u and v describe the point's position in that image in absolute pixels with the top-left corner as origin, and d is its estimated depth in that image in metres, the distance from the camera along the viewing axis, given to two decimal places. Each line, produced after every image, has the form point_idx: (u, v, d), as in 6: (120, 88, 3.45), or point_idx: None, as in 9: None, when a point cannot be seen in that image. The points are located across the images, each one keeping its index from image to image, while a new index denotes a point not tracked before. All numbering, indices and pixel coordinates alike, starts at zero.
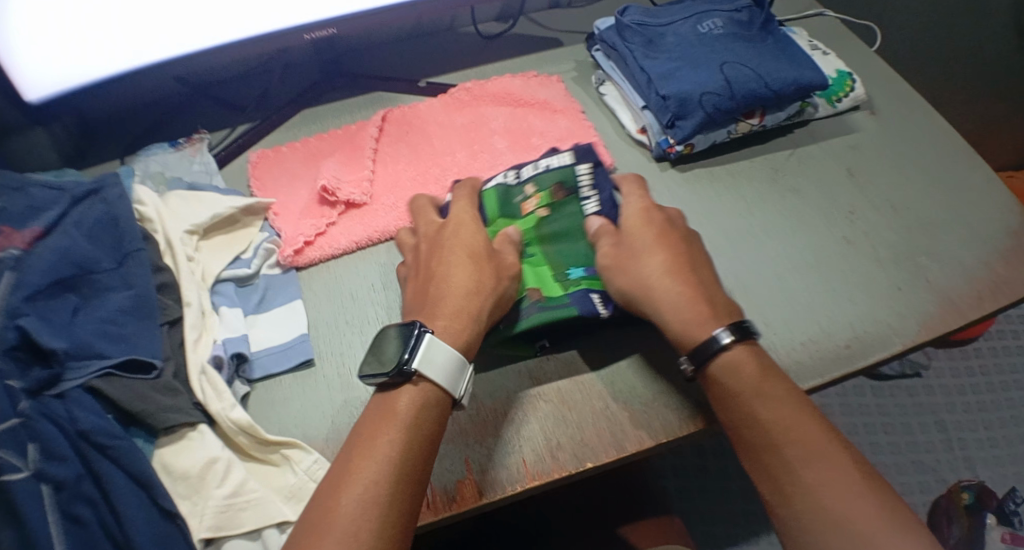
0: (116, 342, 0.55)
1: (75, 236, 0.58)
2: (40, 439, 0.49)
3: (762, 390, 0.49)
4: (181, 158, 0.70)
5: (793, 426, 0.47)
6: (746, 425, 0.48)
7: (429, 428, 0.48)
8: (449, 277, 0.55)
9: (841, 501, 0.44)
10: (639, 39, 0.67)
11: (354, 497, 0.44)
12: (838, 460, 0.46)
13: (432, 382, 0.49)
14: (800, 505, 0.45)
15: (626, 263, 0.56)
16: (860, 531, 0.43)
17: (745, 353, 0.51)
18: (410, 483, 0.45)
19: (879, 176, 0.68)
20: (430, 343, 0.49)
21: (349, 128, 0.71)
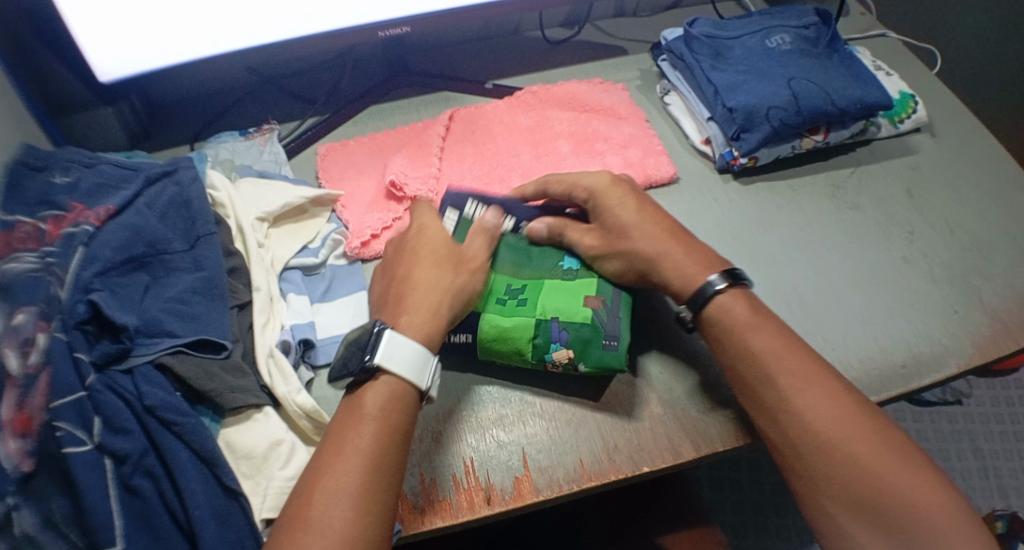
0: (185, 322, 0.56)
1: (149, 216, 0.60)
2: (104, 413, 0.51)
3: (752, 325, 0.53)
4: (251, 147, 0.72)
5: (785, 359, 0.51)
6: (741, 358, 0.52)
7: (397, 422, 0.49)
8: (411, 274, 0.56)
9: (834, 423, 0.48)
10: (706, 51, 0.69)
11: (333, 481, 0.45)
12: (828, 389, 0.49)
13: (398, 376, 0.50)
14: (795, 429, 0.49)
15: (619, 239, 0.57)
16: (854, 453, 0.47)
17: (738, 294, 0.54)
18: (387, 467, 0.47)
19: (940, 198, 0.68)
20: (390, 340, 0.50)
21: (416, 125, 0.73)
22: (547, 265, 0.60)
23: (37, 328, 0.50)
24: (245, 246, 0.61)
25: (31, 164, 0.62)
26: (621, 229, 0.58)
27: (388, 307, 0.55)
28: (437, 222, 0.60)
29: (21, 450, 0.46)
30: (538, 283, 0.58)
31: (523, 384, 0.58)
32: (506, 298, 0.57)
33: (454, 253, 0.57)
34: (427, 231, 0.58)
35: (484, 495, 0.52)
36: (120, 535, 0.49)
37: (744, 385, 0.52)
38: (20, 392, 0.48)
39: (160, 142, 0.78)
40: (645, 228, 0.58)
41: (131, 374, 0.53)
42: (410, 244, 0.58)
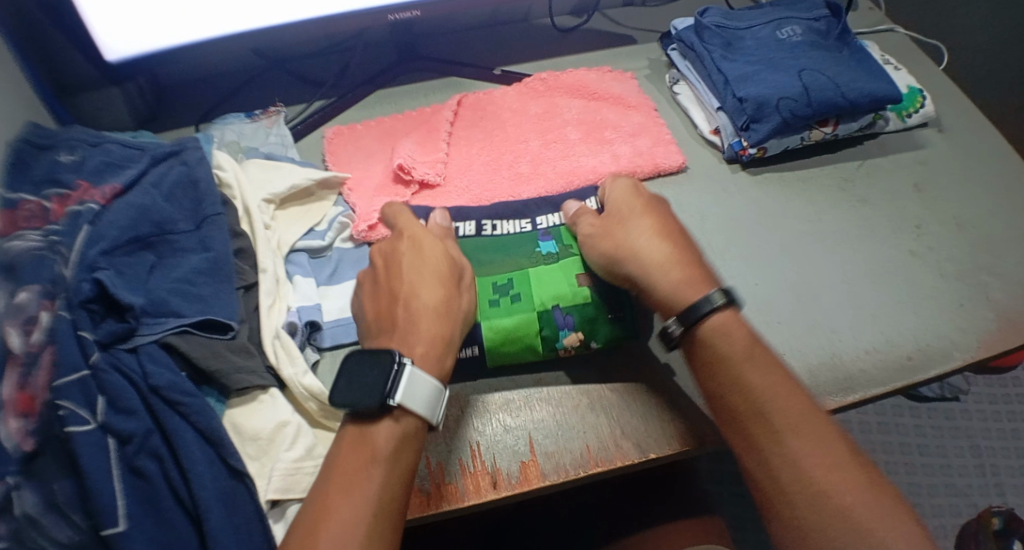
0: (190, 302, 0.55)
1: (155, 195, 0.60)
2: (108, 393, 0.51)
3: (751, 360, 0.51)
4: (257, 129, 0.72)
5: (780, 399, 0.50)
6: (735, 393, 0.50)
7: (406, 464, 0.48)
8: (414, 296, 0.53)
9: (821, 469, 0.47)
10: (717, 40, 0.69)
11: (336, 525, 0.45)
12: (820, 434, 0.48)
13: (414, 415, 0.49)
14: (782, 472, 0.47)
15: (616, 229, 0.57)
16: (842, 501, 0.46)
17: (734, 319, 0.53)
18: (391, 509, 0.46)
19: (946, 192, 0.68)
20: (409, 378, 0.49)
21: (425, 109, 0.73)
22: (524, 251, 0.59)
23: (40, 308, 0.50)
24: (252, 227, 0.61)
25: (38, 143, 0.62)
26: (621, 217, 0.58)
27: (393, 329, 0.52)
28: (425, 235, 0.57)
29: (22, 429, 0.47)
30: (522, 274, 0.58)
31: (530, 370, 0.58)
32: (497, 298, 0.56)
33: (451, 269, 0.55)
34: (422, 247, 0.56)
35: (490, 478, 0.52)
36: (123, 516, 0.49)
37: (732, 419, 0.50)
38: (24, 370, 0.48)
39: (167, 123, 0.78)
40: (646, 222, 0.57)
41: (136, 353, 0.53)
42: (410, 260, 0.55)
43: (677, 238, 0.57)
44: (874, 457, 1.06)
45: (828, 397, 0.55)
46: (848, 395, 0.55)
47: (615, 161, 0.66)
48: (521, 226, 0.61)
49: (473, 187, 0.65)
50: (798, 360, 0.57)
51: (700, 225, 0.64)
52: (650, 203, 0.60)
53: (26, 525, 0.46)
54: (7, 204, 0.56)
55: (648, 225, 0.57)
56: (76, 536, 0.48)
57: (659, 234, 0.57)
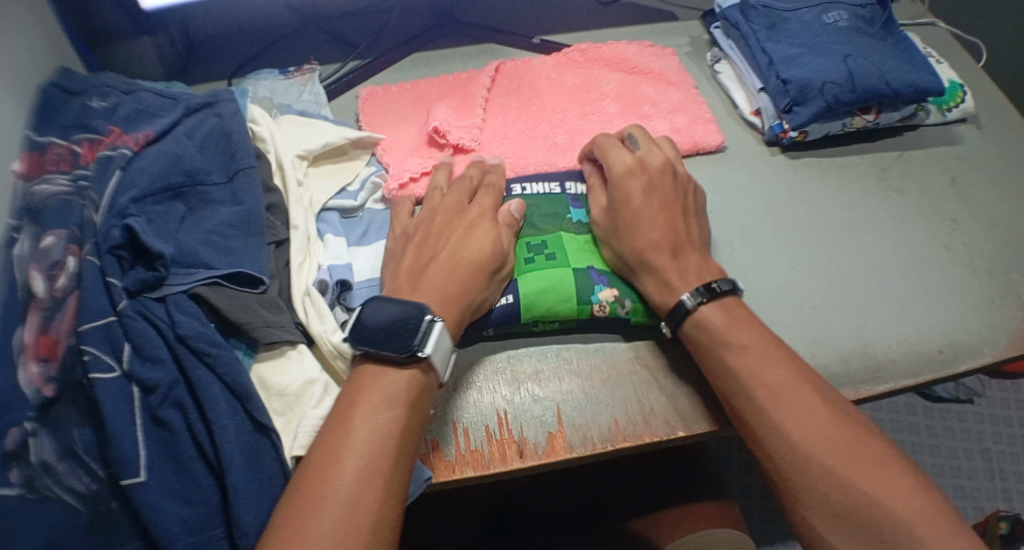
0: (221, 254, 0.54)
1: (188, 145, 0.59)
2: (134, 340, 0.50)
3: (729, 340, 0.49)
4: (291, 86, 0.72)
5: (761, 373, 0.48)
6: (716, 374, 0.49)
7: (421, 407, 0.48)
8: (450, 259, 0.53)
9: (808, 437, 0.45)
10: (763, 21, 0.69)
11: (356, 455, 0.44)
12: (805, 404, 0.46)
13: (436, 367, 0.49)
14: (771, 445, 0.46)
15: (620, 227, 0.56)
16: (830, 467, 0.44)
17: (715, 310, 0.51)
18: (410, 446, 0.46)
19: (981, 189, 0.68)
20: (439, 332, 0.49)
21: (460, 75, 0.73)
22: (555, 215, 0.60)
23: (66, 253, 0.52)
24: (285, 183, 0.61)
25: (68, 89, 0.62)
26: (623, 213, 0.56)
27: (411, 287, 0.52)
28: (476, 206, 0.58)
29: (42, 375, 0.48)
30: (555, 238, 0.58)
31: (559, 340, 0.57)
32: (532, 257, 0.57)
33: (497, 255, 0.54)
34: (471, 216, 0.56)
35: (516, 448, 0.52)
36: (144, 467, 0.48)
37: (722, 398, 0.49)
38: (48, 315, 0.50)
39: (200, 75, 0.77)
40: (649, 217, 0.55)
41: (165, 304, 0.52)
42: (457, 231, 0.55)
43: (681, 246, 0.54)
44: None
45: (857, 386, 0.54)
46: (878, 384, 0.55)
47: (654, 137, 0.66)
48: (552, 188, 0.61)
49: (509, 152, 0.65)
50: (829, 347, 0.56)
51: (736, 207, 0.64)
52: (652, 191, 0.56)
53: (40, 473, 0.47)
54: (37, 147, 0.57)
55: (649, 229, 0.54)
56: (92, 484, 0.49)
57: (665, 237, 0.54)
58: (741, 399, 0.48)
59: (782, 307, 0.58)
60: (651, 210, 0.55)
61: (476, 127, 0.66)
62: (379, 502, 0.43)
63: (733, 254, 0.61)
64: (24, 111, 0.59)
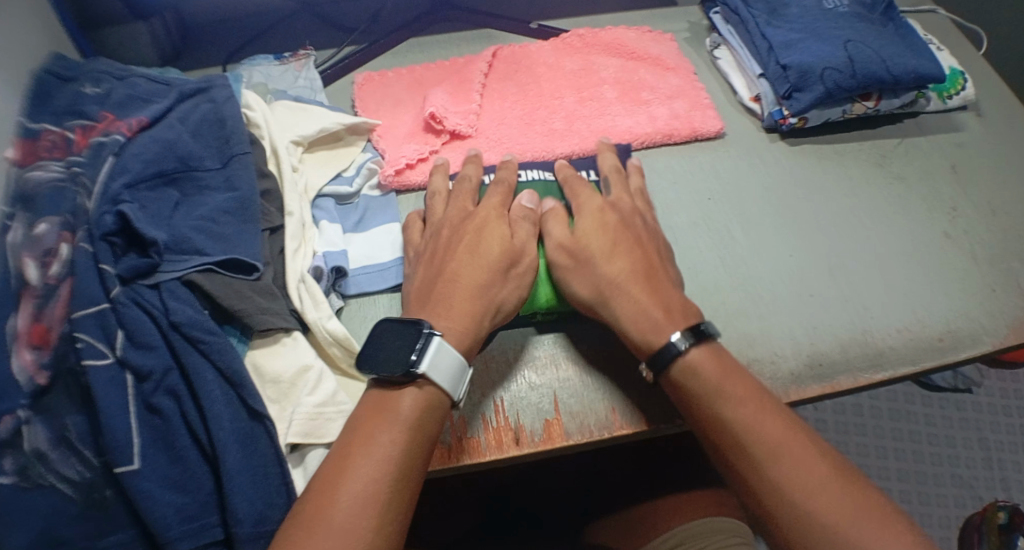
0: (215, 240, 0.54)
1: (182, 131, 0.58)
2: (127, 327, 0.50)
3: (723, 392, 0.47)
4: (286, 71, 0.71)
5: (758, 427, 0.45)
6: (712, 428, 0.47)
7: (428, 430, 0.46)
8: (461, 273, 0.52)
9: (809, 496, 0.43)
10: (763, 7, 0.68)
11: (353, 484, 0.43)
12: (805, 459, 0.44)
13: (435, 384, 0.47)
14: (771, 504, 0.43)
15: (588, 261, 0.53)
16: (834, 527, 0.41)
17: (705, 355, 0.48)
18: (412, 476, 0.45)
19: (983, 176, 0.67)
20: (437, 346, 0.47)
21: (456, 60, 0.73)
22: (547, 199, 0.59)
23: (59, 240, 0.51)
24: (279, 168, 0.60)
25: (61, 76, 0.62)
26: (593, 252, 0.54)
27: (436, 301, 0.51)
28: (498, 216, 0.56)
29: (35, 362, 0.48)
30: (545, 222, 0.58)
31: (555, 328, 0.57)
32: None
33: (518, 254, 0.54)
34: (489, 225, 0.55)
35: (513, 436, 0.51)
36: (137, 455, 0.48)
37: (716, 452, 0.47)
38: (40, 303, 0.49)
39: (194, 61, 0.77)
40: (625, 251, 0.54)
41: (158, 290, 0.52)
42: (469, 241, 0.54)
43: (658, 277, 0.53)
44: (881, 443, 1.07)
45: (857, 373, 0.54)
46: (877, 372, 0.54)
47: (652, 125, 0.66)
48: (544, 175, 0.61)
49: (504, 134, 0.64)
50: (829, 335, 0.56)
51: (736, 194, 0.64)
52: (621, 228, 0.55)
53: (34, 461, 0.47)
54: (29, 134, 0.56)
55: (623, 262, 0.53)
56: (86, 473, 0.48)
57: (640, 270, 0.53)
58: (735, 454, 0.46)
59: (781, 293, 0.58)
60: (622, 247, 0.54)
61: (474, 112, 0.66)
62: (376, 536, 0.42)
63: (733, 241, 0.61)
64: (20, 96, 0.59)
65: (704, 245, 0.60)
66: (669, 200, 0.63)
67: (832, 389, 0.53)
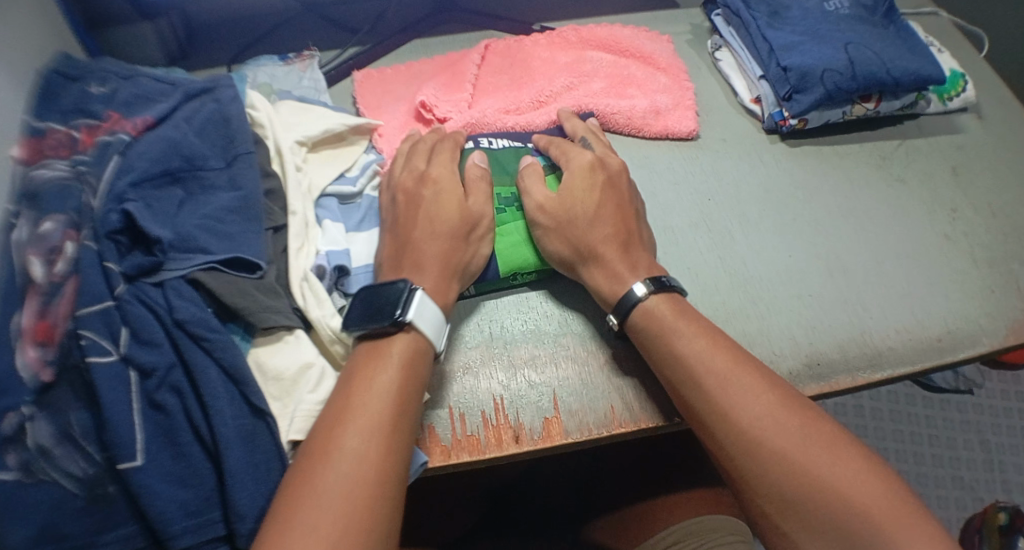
0: (218, 239, 0.54)
1: (186, 130, 0.59)
2: (131, 324, 0.50)
3: (679, 330, 0.50)
4: (290, 72, 0.72)
5: (713, 361, 0.48)
6: (669, 365, 0.49)
7: (417, 372, 0.49)
8: (434, 235, 0.53)
9: (757, 421, 0.45)
10: (764, 8, 0.68)
11: (347, 413, 0.45)
12: (757, 388, 0.47)
13: (423, 332, 0.49)
14: (726, 433, 0.46)
15: (570, 222, 0.55)
16: (782, 451, 0.44)
17: (664, 301, 0.52)
18: (406, 415, 0.47)
19: (983, 178, 0.67)
20: (420, 299, 0.50)
21: (452, 54, 0.74)
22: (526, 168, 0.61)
23: (64, 238, 0.51)
24: (284, 168, 0.61)
25: (66, 74, 0.62)
26: (579, 213, 0.55)
27: (407, 261, 0.53)
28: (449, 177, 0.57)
29: (40, 359, 0.48)
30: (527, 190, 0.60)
31: (557, 327, 0.57)
32: (502, 208, 0.59)
33: (474, 216, 0.55)
34: (451, 190, 0.56)
35: (512, 434, 0.52)
36: (141, 451, 0.49)
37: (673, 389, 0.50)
38: (44, 301, 0.50)
39: (198, 60, 0.78)
40: (606, 213, 0.55)
41: (161, 287, 0.52)
42: (440, 202, 0.55)
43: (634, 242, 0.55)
44: (882, 444, 1.07)
45: (855, 373, 0.55)
46: (875, 372, 0.55)
47: (629, 112, 0.66)
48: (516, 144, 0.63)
49: (488, 118, 0.65)
50: (828, 335, 0.56)
51: (736, 194, 0.64)
52: (607, 188, 0.57)
53: (37, 457, 0.47)
54: (35, 132, 0.57)
55: (606, 226, 0.55)
56: (89, 469, 0.49)
57: (618, 232, 0.55)
58: (693, 386, 0.48)
59: (781, 292, 0.58)
60: (605, 208, 0.56)
61: (465, 101, 0.67)
62: (373, 467, 0.44)
63: (733, 240, 0.61)
64: (24, 93, 0.60)
65: (702, 244, 0.61)
66: (669, 199, 0.63)
67: (831, 388, 0.54)
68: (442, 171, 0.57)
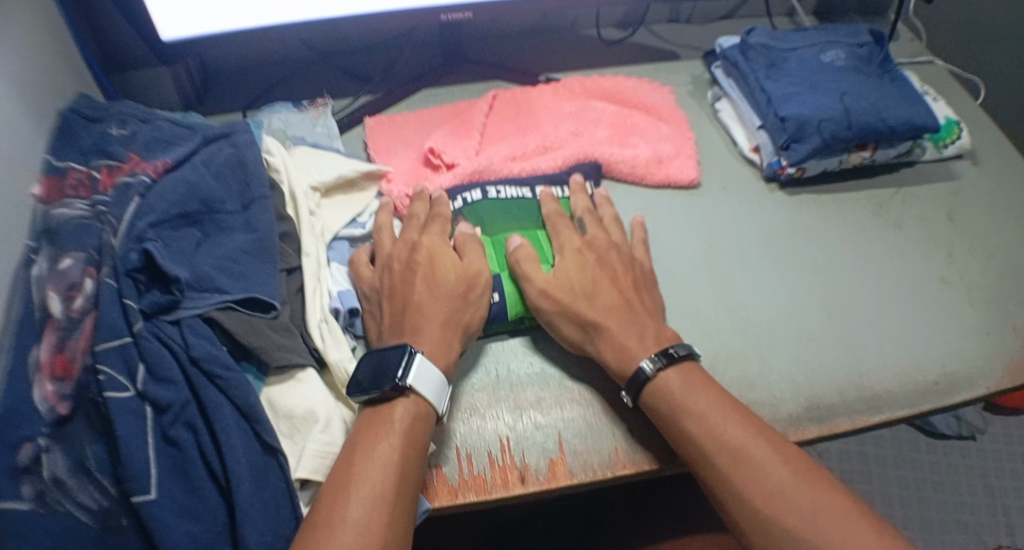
0: (234, 279, 0.56)
1: (205, 173, 0.61)
2: (148, 360, 0.51)
3: (689, 407, 0.50)
4: (304, 119, 0.75)
5: (723, 436, 0.49)
6: (680, 442, 0.50)
7: (418, 435, 0.50)
8: (431, 299, 0.56)
9: (769, 498, 0.46)
10: (762, 60, 0.71)
11: (362, 490, 0.47)
12: (766, 463, 0.48)
13: (427, 395, 0.51)
14: (738, 510, 0.47)
15: (572, 300, 0.56)
16: (794, 528, 0.45)
17: (673, 373, 0.52)
18: (408, 480, 0.48)
19: (978, 221, 0.69)
20: (420, 363, 0.52)
21: (461, 104, 0.77)
22: (531, 217, 0.64)
23: (84, 274, 0.54)
24: (298, 213, 0.63)
25: (88, 116, 0.66)
26: (581, 293, 0.56)
27: (408, 325, 0.55)
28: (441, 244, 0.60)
29: (57, 393, 0.50)
30: (534, 235, 0.62)
31: (562, 370, 0.59)
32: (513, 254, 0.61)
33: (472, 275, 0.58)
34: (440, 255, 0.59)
35: (518, 474, 0.53)
36: (154, 484, 0.50)
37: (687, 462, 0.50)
38: (64, 334, 0.52)
39: (215, 105, 0.82)
40: (602, 287, 0.57)
41: (179, 326, 0.54)
42: (427, 270, 0.58)
43: (640, 313, 0.56)
44: (887, 490, 1.09)
45: (854, 415, 0.55)
46: (874, 414, 0.55)
47: (633, 162, 0.69)
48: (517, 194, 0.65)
49: (496, 165, 0.67)
50: (828, 379, 0.57)
51: (736, 240, 0.66)
52: (598, 267, 0.58)
53: (51, 487, 0.48)
54: (55, 171, 0.60)
55: (610, 297, 0.56)
56: (103, 500, 0.50)
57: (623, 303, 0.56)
58: (705, 467, 0.49)
59: (782, 336, 0.59)
60: (603, 283, 0.57)
61: (474, 149, 0.70)
62: (381, 533, 0.45)
63: (734, 286, 0.63)
64: (45, 134, 0.63)
65: (704, 288, 0.62)
66: (672, 244, 0.65)
67: (830, 431, 0.54)
68: (435, 241, 0.60)
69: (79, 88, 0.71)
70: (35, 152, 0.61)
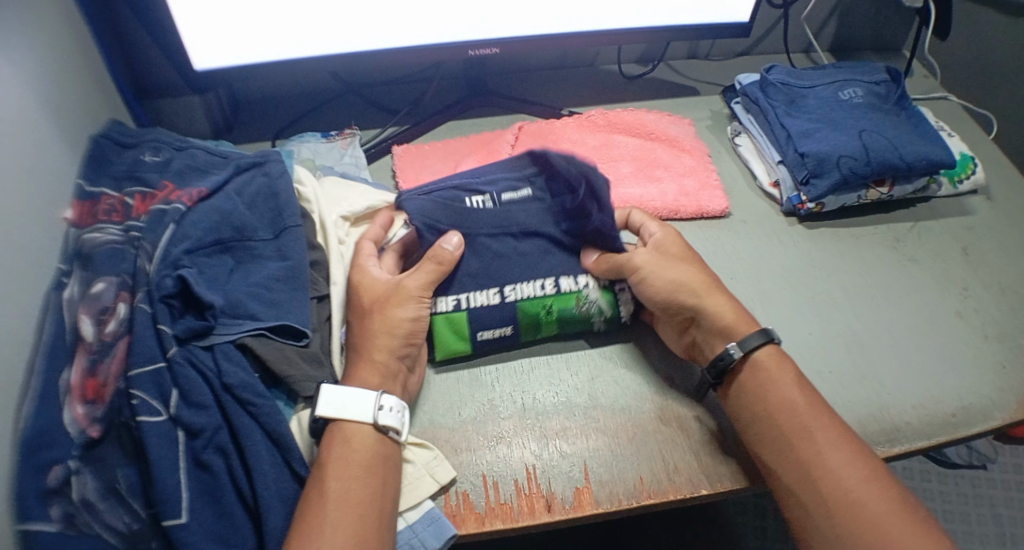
0: (266, 306, 0.58)
1: (238, 203, 0.63)
2: (181, 386, 0.52)
3: (792, 380, 0.55)
4: (332, 149, 0.78)
5: (816, 414, 0.53)
6: (778, 410, 0.54)
7: (367, 453, 0.52)
8: (364, 326, 0.57)
9: (858, 481, 0.49)
10: (781, 97, 0.74)
11: (321, 510, 0.49)
12: (852, 451, 0.51)
13: (352, 420, 0.53)
14: (822, 486, 0.50)
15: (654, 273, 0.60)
16: (877, 517, 0.48)
17: (770, 352, 0.57)
18: (371, 499, 0.50)
19: (993, 257, 0.70)
20: (328, 391, 0.54)
21: (486, 134, 0.80)
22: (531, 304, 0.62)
23: (117, 299, 0.54)
24: (328, 241, 0.65)
25: (122, 142, 0.67)
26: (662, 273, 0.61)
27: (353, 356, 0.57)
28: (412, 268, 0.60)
29: (87, 416, 0.50)
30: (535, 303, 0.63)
31: (588, 400, 0.60)
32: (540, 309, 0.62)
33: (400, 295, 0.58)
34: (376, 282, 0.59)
35: (544, 501, 0.54)
36: (185, 508, 0.50)
37: (777, 432, 0.53)
38: (96, 358, 0.52)
39: (243, 134, 0.85)
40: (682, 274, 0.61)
41: (211, 352, 0.54)
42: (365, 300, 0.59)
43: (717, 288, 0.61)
44: None
45: (874, 447, 0.56)
46: (894, 445, 0.56)
47: (662, 198, 0.71)
48: (492, 298, 0.61)
49: None
50: (846, 410, 0.58)
51: (756, 272, 0.67)
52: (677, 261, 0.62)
53: (81, 509, 0.48)
54: (88, 197, 0.62)
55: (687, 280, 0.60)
56: (133, 523, 0.49)
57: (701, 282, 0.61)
58: (791, 432, 0.52)
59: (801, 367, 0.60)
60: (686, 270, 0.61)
61: None
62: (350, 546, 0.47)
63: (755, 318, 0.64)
64: (79, 159, 0.64)
65: None
66: None
67: None
68: (367, 263, 0.62)
69: (112, 114, 0.73)
70: (71, 177, 0.62)
